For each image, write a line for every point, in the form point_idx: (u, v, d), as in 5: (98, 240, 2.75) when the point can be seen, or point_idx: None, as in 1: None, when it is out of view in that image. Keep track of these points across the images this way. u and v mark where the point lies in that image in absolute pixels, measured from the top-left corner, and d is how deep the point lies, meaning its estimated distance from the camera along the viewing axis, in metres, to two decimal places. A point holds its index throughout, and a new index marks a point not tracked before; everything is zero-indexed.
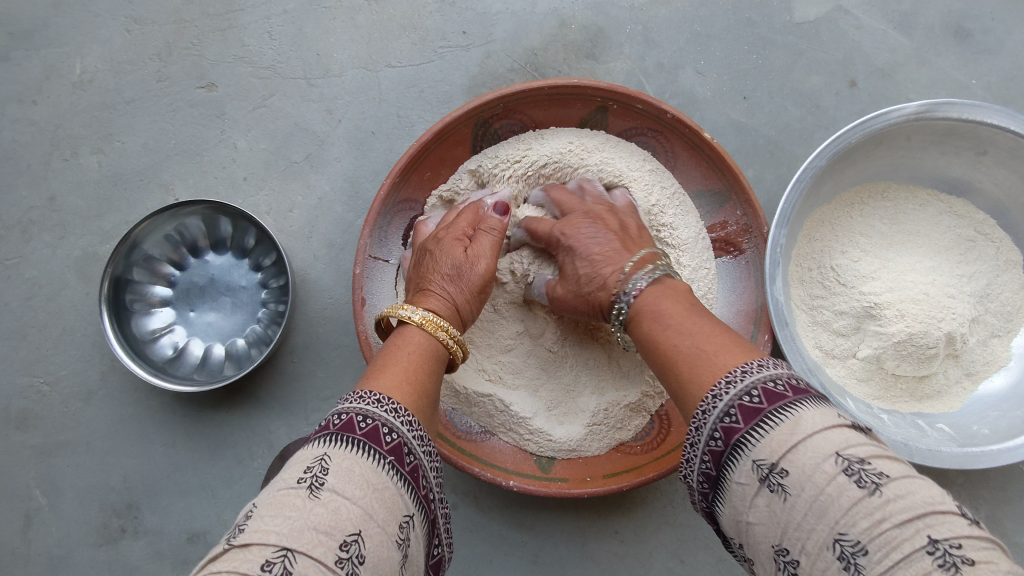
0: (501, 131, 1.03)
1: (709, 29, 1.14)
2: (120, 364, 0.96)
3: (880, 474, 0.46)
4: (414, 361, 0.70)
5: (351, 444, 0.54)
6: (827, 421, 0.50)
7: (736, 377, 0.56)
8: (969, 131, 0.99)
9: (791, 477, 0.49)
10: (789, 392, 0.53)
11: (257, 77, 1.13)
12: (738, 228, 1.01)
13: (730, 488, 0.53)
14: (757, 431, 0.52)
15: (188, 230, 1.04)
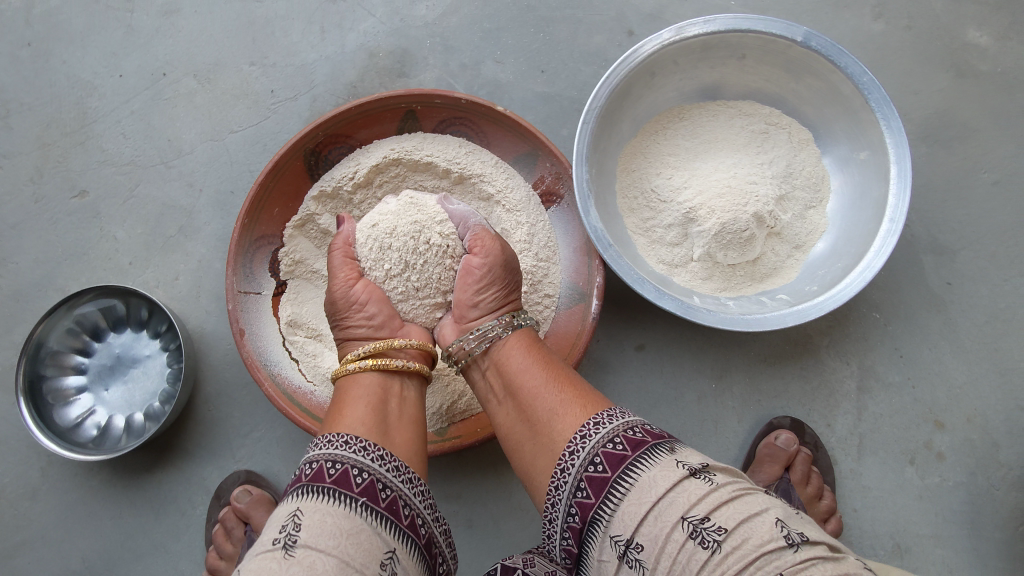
0: (332, 156, 1.16)
1: (496, 23, 1.29)
2: (48, 452, 1.05)
3: (720, 529, 0.59)
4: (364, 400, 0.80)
5: (323, 494, 0.64)
6: (669, 484, 0.62)
7: (589, 432, 0.70)
8: (720, 42, 1.12)
9: (645, 549, 0.60)
10: (631, 450, 0.67)
11: (121, 174, 1.27)
12: (553, 178, 1.13)
13: (593, 563, 0.65)
14: (608, 506, 0.64)
15: (84, 319, 1.15)
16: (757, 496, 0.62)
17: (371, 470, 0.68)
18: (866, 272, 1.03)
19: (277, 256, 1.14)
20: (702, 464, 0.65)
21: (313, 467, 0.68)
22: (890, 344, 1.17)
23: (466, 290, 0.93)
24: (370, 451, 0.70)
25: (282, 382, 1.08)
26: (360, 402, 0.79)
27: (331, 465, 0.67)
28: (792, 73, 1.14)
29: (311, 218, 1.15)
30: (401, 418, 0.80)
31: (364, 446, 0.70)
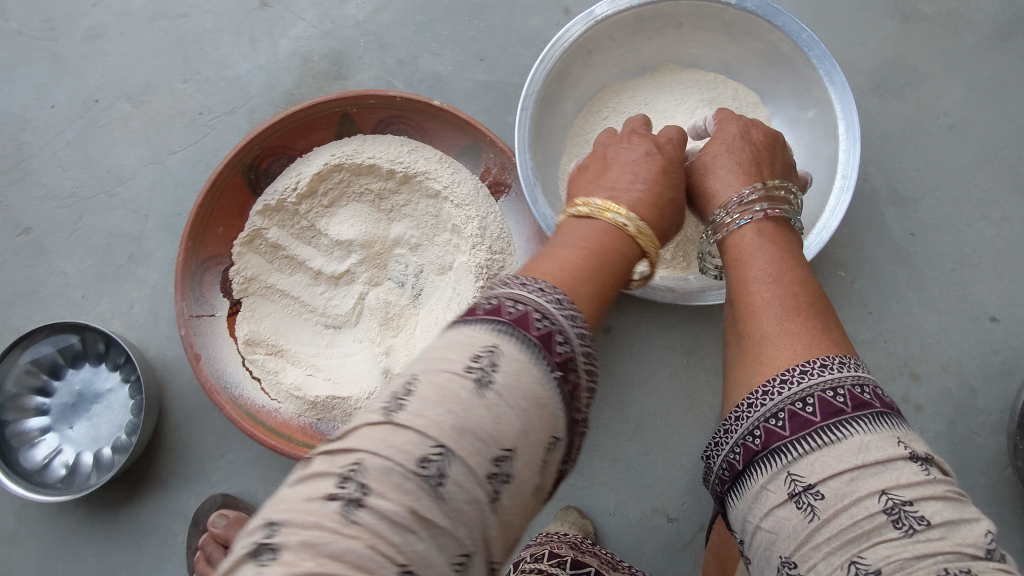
0: (272, 168, 1.13)
1: (429, 15, 1.26)
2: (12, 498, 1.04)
3: (922, 518, 0.49)
4: (595, 254, 0.63)
5: (520, 338, 0.49)
6: (885, 453, 0.52)
7: (812, 368, 0.58)
8: (654, 13, 1.10)
9: (825, 500, 0.51)
10: (849, 407, 0.54)
11: (63, 207, 1.24)
12: (499, 168, 1.10)
13: (751, 490, 0.56)
14: (802, 445, 0.54)
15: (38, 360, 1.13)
16: (969, 506, 0.52)
17: (552, 318, 0.51)
18: (824, 230, 1.00)
19: (228, 275, 1.12)
20: (924, 454, 0.54)
21: (490, 303, 0.52)
22: (859, 302, 1.15)
23: (733, 164, 0.81)
24: (549, 296, 0.53)
25: (245, 404, 1.06)
26: (592, 258, 0.62)
27: (509, 304, 0.51)
28: (732, 38, 1.12)
29: (259, 233, 1.13)
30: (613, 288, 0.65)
31: (548, 293, 0.54)
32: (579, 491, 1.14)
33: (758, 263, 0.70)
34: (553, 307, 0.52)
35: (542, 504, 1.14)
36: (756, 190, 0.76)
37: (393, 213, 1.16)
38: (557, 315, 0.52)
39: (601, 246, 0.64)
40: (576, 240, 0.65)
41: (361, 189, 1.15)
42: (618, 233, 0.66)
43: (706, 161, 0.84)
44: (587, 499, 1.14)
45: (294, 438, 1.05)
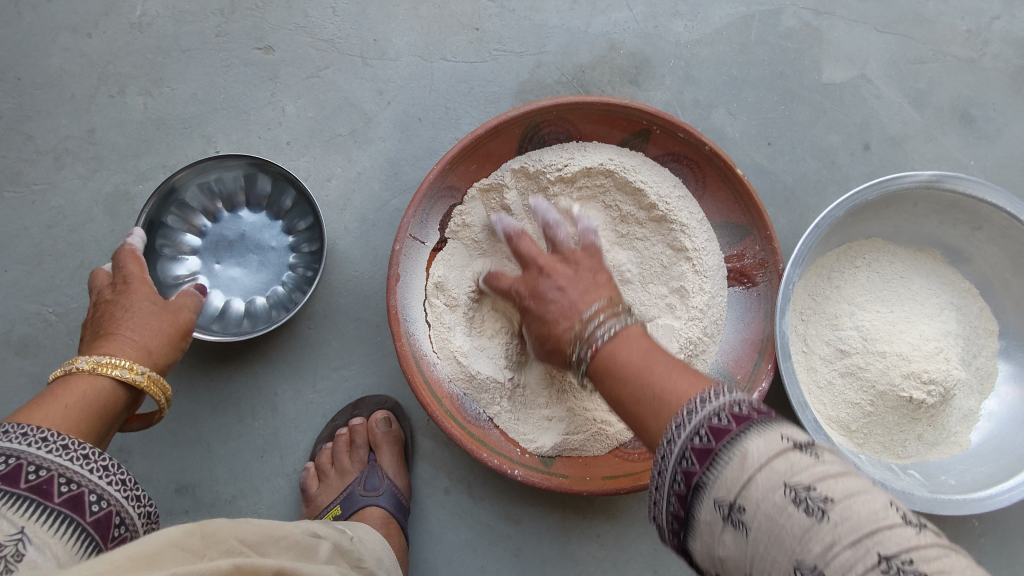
0: (547, 138, 1.07)
1: (745, 74, 1.21)
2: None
3: (826, 498, 0.45)
4: (77, 406, 0.72)
5: (16, 501, 0.58)
6: (771, 449, 0.48)
7: (687, 414, 0.54)
8: (969, 206, 1.08)
9: (748, 512, 0.47)
10: (715, 442, 0.50)
11: (314, 48, 1.15)
12: (755, 262, 1.06)
13: (698, 527, 0.51)
14: (712, 472, 0.50)
15: (226, 183, 1.06)
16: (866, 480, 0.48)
17: (111, 499, 0.65)
18: (1015, 490, 1.01)
19: (451, 212, 1.06)
20: (807, 440, 0.50)
21: (11, 461, 0.60)
22: (977, 556, 1.15)
23: (583, 290, 0.78)
24: (90, 462, 0.66)
25: (413, 344, 1.01)
26: (86, 404, 0.73)
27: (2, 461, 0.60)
28: (1015, 266, 1.10)
29: (500, 187, 1.07)
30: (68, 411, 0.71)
31: (64, 445, 0.65)
32: None
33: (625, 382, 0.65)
34: (137, 516, 0.68)
35: None
36: (597, 303, 0.74)
37: (623, 240, 1.10)
38: (54, 462, 0.63)
39: (94, 401, 0.75)
40: (73, 395, 0.73)
41: (608, 202, 1.09)
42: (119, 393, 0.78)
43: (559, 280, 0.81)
44: None
45: (442, 402, 1.00)
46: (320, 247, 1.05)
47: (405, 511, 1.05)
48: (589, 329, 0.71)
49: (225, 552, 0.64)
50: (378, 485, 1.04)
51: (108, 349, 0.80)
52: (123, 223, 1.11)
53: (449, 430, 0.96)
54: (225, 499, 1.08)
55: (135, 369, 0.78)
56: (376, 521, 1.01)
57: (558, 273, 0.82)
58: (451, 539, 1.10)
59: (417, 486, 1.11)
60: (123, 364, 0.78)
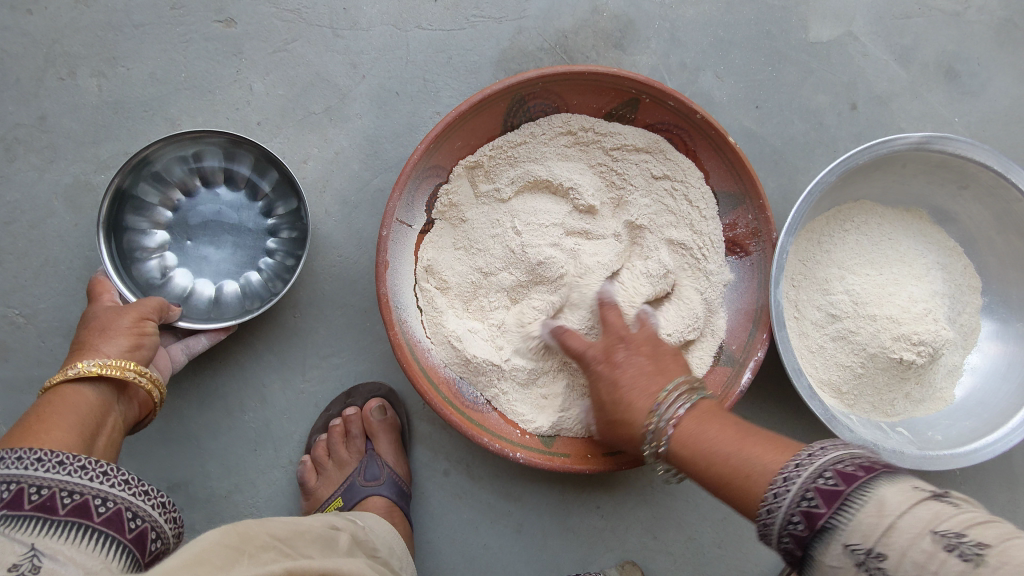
0: (534, 110, 1.03)
1: (732, 35, 1.18)
2: (107, 287, 0.93)
3: (977, 543, 0.47)
4: (59, 416, 0.74)
5: (29, 519, 0.57)
6: (909, 498, 0.52)
7: (804, 460, 0.60)
8: (957, 166, 1.08)
9: (889, 560, 0.50)
10: (846, 487, 0.55)
11: (280, 19, 1.07)
12: (747, 231, 1.05)
13: (825, 572, 0.54)
14: (842, 515, 0.54)
15: (206, 158, 1.01)
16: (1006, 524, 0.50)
17: (117, 498, 0.65)
18: (999, 443, 1.04)
19: (437, 193, 1.03)
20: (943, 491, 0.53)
21: (12, 486, 0.59)
22: None
23: (637, 373, 0.83)
24: (88, 471, 0.66)
25: (405, 331, 0.98)
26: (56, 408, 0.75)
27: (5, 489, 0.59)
28: (1000, 223, 1.11)
29: (486, 163, 1.03)
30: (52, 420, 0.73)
31: (60, 460, 0.65)
32: (646, 552, 1.13)
33: (713, 442, 0.70)
34: (153, 508, 0.68)
35: (608, 548, 1.12)
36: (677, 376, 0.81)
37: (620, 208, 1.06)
38: (55, 479, 0.63)
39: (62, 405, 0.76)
40: (53, 408, 0.75)
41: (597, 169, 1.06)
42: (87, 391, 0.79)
43: (638, 382, 0.82)
44: (650, 563, 1.13)
45: (439, 388, 0.98)
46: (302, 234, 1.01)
47: (407, 498, 1.04)
48: (666, 406, 0.77)
49: (257, 547, 0.65)
50: (378, 474, 1.02)
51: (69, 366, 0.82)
52: (86, 216, 1.05)
53: (447, 416, 0.94)
54: (220, 495, 1.06)
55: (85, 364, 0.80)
56: (380, 510, 0.99)
57: (619, 354, 0.86)
58: (452, 519, 1.10)
59: (416, 470, 1.10)
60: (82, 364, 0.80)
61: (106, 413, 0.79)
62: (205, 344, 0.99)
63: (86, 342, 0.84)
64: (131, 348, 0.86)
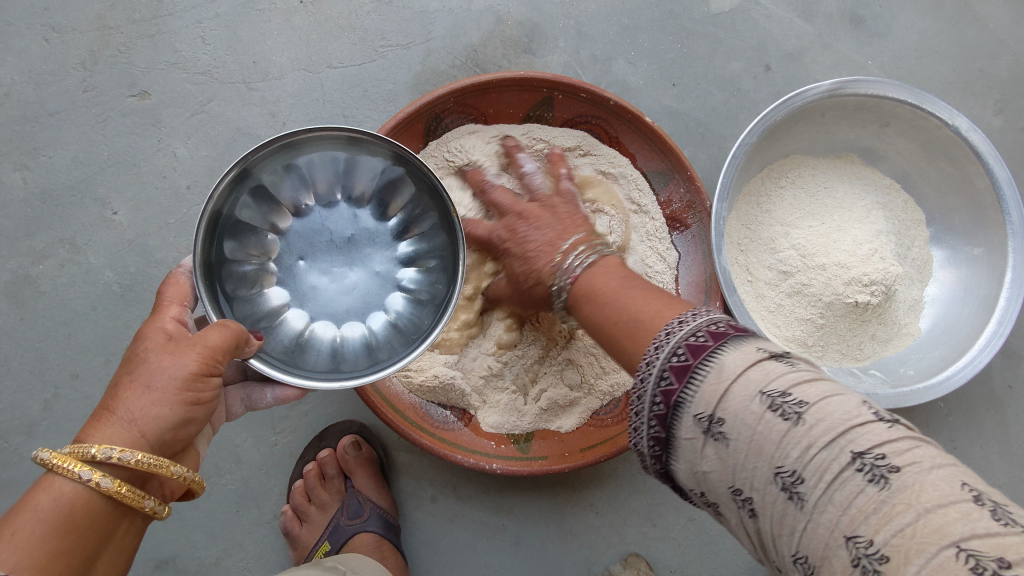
0: (452, 125, 1.04)
1: (637, 21, 1.20)
2: (182, 293, 0.72)
3: (800, 403, 0.48)
4: (41, 533, 0.57)
5: None
6: (746, 361, 0.51)
7: (663, 340, 0.56)
8: (874, 105, 1.10)
9: (728, 423, 0.50)
10: (693, 358, 0.53)
11: (192, 83, 1.09)
12: (682, 205, 1.06)
13: (681, 447, 0.53)
14: (691, 389, 0.52)
15: (360, 172, 0.81)
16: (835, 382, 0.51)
17: None
18: (968, 367, 1.05)
19: None
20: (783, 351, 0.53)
21: None
22: (948, 434, 1.20)
23: (545, 239, 0.79)
24: None
25: None
26: (45, 527, 0.57)
27: None
28: (928, 153, 1.13)
29: None
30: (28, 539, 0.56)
31: None
32: (648, 542, 1.12)
33: (609, 301, 0.67)
34: None
35: (610, 544, 1.11)
36: (574, 237, 0.76)
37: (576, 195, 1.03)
38: None
39: (55, 518, 0.58)
40: (37, 517, 0.57)
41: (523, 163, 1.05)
42: (95, 495, 0.59)
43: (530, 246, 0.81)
44: (654, 552, 1.12)
45: (406, 414, 0.98)
46: (447, 293, 0.83)
47: (396, 529, 1.04)
48: (568, 259, 0.74)
49: None
50: (361, 510, 1.02)
51: (90, 431, 0.61)
52: (33, 309, 1.06)
53: (417, 440, 0.95)
54: (209, 563, 1.05)
55: (103, 477, 0.59)
56: (369, 547, 0.99)
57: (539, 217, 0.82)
58: (448, 543, 1.09)
59: (403, 501, 1.09)
60: (95, 453, 0.59)
61: (112, 526, 0.61)
62: (271, 402, 0.81)
63: (124, 394, 0.62)
64: (179, 424, 0.64)
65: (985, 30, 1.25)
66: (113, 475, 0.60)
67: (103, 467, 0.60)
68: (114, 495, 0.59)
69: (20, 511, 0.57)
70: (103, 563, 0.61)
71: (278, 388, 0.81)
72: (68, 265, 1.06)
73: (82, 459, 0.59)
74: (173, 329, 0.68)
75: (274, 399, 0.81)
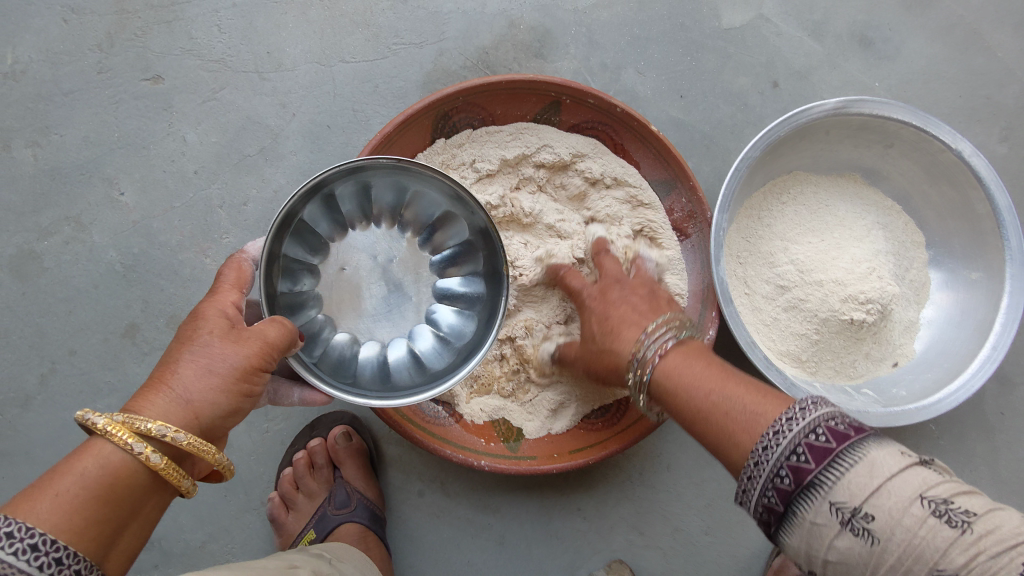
0: (459, 124, 1.06)
1: (648, 31, 1.21)
2: (244, 280, 0.74)
3: (968, 512, 0.49)
4: (82, 498, 0.56)
5: None
6: (900, 463, 0.52)
7: (783, 425, 0.57)
8: (878, 125, 1.11)
9: (878, 521, 0.51)
10: (836, 444, 0.54)
11: (206, 70, 1.10)
12: (684, 214, 1.07)
13: (802, 526, 0.54)
14: (831, 472, 0.53)
15: (418, 204, 0.89)
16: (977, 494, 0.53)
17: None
18: (961, 389, 1.05)
19: None
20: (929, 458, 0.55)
21: None
22: (938, 457, 1.20)
23: (627, 311, 0.85)
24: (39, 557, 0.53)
25: None
26: (86, 492, 0.56)
27: None
28: (930, 175, 1.14)
29: None
30: (69, 502, 0.55)
31: (31, 544, 0.53)
32: (633, 549, 1.12)
33: (687, 377, 0.71)
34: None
35: (594, 549, 1.11)
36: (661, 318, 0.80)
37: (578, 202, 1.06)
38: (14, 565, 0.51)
39: (98, 484, 0.57)
40: (80, 481, 0.57)
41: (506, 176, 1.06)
42: (138, 466, 0.59)
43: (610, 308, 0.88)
44: (639, 560, 1.12)
45: (398, 408, 0.98)
46: (477, 339, 0.85)
47: (381, 522, 1.04)
48: (644, 345, 0.77)
49: None
50: (349, 501, 1.02)
51: (142, 403, 0.61)
52: (34, 284, 1.07)
53: (409, 434, 0.95)
54: (195, 546, 1.05)
55: (152, 452, 0.59)
56: (353, 537, 0.99)
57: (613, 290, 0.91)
58: (434, 540, 1.10)
59: (391, 495, 1.10)
60: (150, 427, 0.59)
61: (146, 501, 0.61)
62: (297, 402, 0.82)
63: (184, 372, 0.63)
64: (229, 412, 0.65)
65: (993, 59, 1.26)
66: (160, 451, 0.60)
67: (152, 441, 0.60)
68: (158, 471, 0.59)
69: (64, 473, 0.57)
70: (128, 535, 0.60)
71: (305, 389, 0.82)
72: (72, 243, 1.07)
73: (135, 430, 0.58)
74: (233, 316, 0.69)
75: (299, 400, 0.83)
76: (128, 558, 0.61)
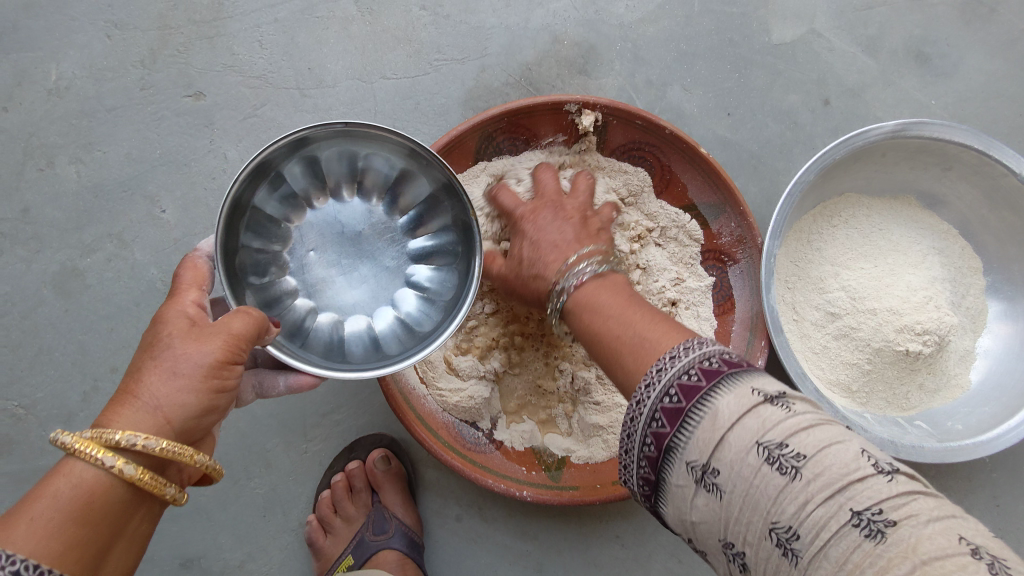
0: (503, 145, 1.03)
1: (695, 47, 1.18)
2: (202, 278, 0.71)
3: (798, 456, 0.47)
4: (59, 520, 0.55)
5: None
6: (744, 407, 0.50)
7: (665, 363, 0.56)
8: (938, 148, 1.06)
9: (722, 475, 0.50)
10: (686, 401, 0.52)
11: (247, 86, 1.09)
12: (732, 239, 1.04)
13: (672, 491, 0.53)
14: (683, 433, 0.52)
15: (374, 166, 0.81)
16: (838, 427, 0.51)
17: None
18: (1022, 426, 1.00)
19: None
20: (779, 392, 0.52)
21: None
22: (991, 491, 1.16)
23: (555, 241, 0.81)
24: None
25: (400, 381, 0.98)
26: (62, 515, 0.55)
27: None
28: (991, 200, 1.09)
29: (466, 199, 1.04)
30: (45, 524, 0.55)
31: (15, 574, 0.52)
32: None
33: (611, 324, 0.65)
34: None
35: None
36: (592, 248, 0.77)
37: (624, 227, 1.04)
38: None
39: (74, 506, 0.56)
40: (53, 504, 0.55)
41: None
42: (114, 481, 0.58)
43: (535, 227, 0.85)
44: None
45: (438, 434, 0.97)
46: (461, 292, 0.80)
47: (420, 548, 1.03)
48: (576, 265, 0.76)
49: None
50: (387, 527, 1.02)
51: (112, 416, 0.59)
52: (77, 301, 1.07)
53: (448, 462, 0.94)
54: (233, 566, 1.05)
55: (125, 464, 0.57)
56: (392, 565, 0.99)
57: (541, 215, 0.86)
58: (470, 565, 1.08)
59: (427, 519, 1.08)
60: (117, 439, 0.57)
61: (131, 513, 0.60)
62: (284, 389, 0.79)
63: (149, 379, 0.61)
64: (203, 412, 0.63)
65: None
66: (136, 462, 0.59)
67: (125, 454, 0.58)
68: (135, 482, 0.58)
69: (39, 496, 0.56)
70: (118, 551, 0.59)
71: (292, 375, 0.78)
72: (114, 260, 1.07)
73: (102, 443, 0.57)
74: (194, 313, 0.66)
75: (287, 387, 0.79)
76: (121, 573, 0.61)
